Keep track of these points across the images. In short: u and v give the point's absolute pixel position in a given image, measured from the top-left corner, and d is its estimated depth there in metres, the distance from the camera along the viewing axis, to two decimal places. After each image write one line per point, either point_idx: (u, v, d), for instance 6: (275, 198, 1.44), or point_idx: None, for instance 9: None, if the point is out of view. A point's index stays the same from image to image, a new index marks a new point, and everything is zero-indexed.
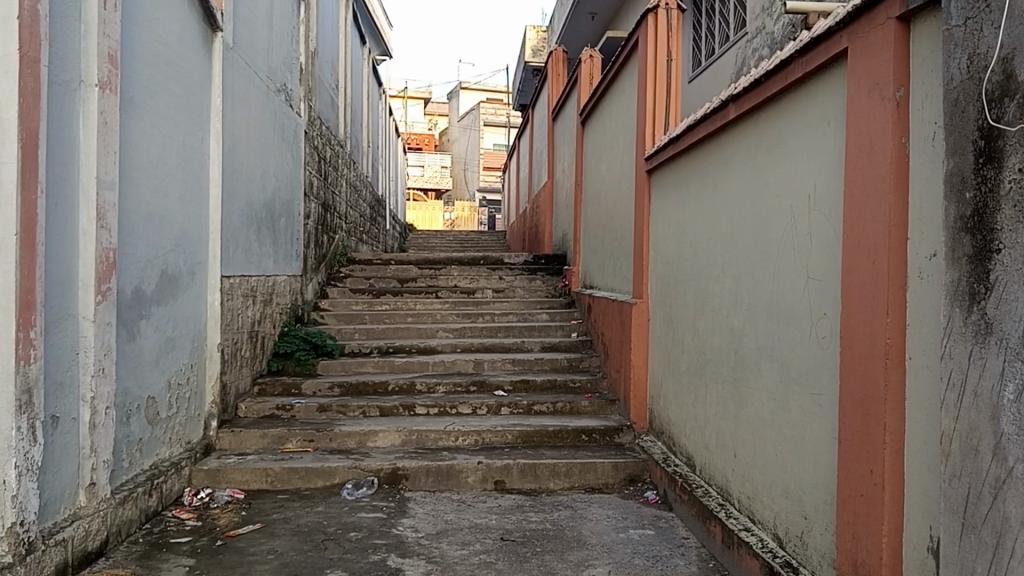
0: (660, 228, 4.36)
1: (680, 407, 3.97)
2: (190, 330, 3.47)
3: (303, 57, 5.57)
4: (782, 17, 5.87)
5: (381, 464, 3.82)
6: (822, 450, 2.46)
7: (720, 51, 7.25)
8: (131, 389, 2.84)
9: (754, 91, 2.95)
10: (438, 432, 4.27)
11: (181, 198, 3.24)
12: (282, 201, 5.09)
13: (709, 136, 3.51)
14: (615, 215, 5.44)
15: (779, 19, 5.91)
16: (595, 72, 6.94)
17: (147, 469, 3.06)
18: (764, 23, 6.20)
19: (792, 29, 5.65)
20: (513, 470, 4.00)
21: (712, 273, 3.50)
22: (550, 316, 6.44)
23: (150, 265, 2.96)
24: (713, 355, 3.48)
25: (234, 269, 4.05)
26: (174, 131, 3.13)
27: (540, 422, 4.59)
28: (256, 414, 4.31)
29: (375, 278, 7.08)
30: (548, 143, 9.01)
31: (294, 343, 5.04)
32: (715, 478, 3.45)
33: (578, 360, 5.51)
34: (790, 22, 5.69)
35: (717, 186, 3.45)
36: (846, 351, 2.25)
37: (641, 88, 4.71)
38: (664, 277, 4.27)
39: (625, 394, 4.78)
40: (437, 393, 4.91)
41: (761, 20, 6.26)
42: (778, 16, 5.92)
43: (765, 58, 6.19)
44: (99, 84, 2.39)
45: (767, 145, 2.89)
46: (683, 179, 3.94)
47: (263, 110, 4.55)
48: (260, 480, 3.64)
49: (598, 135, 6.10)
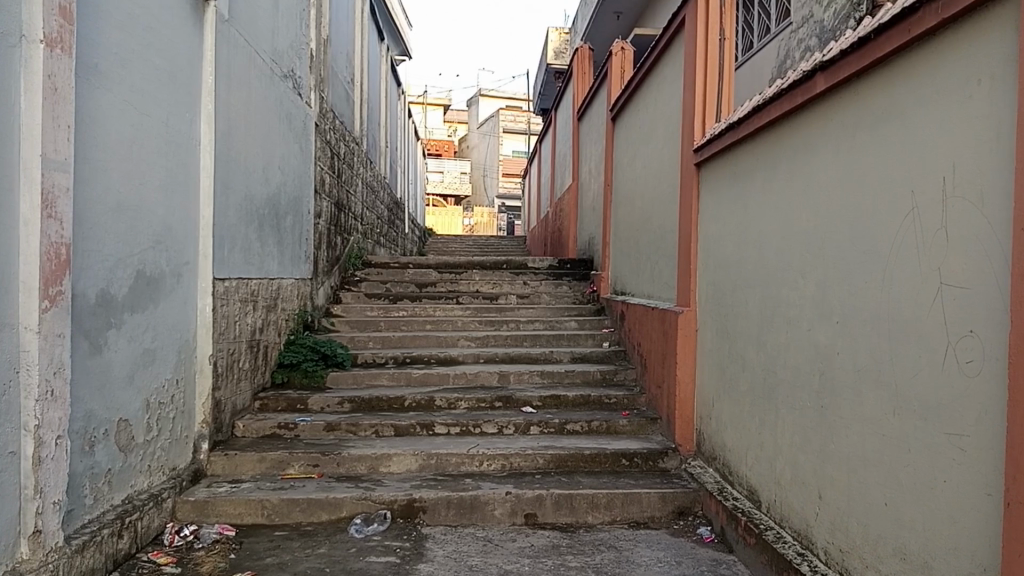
0: (710, 225, 3.72)
1: (738, 433, 3.31)
2: (176, 340, 3.03)
3: (313, 43, 5.18)
4: (834, 2, 5.03)
5: (395, 495, 3.28)
6: (963, 508, 1.81)
7: (758, 45, 6.58)
8: (95, 411, 2.40)
9: (856, 54, 2.27)
10: (460, 456, 3.72)
11: (162, 187, 2.84)
12: (289, 197, 4.67)
13: (781, 117, 2.83)
14: (653, 212, 4.82)
15: (828, 7, 5.11)
16: (626, 64, 6.34)
17: (118, 504, 2.60)
18: (812, 11, 5.42)
19: (849, 10, 4.74)
20: (546, 502, 3.41)
21: (784, 280, 2.82)
22: (580, 324, 5.87)
23: (119, 265, 2.54)
24: (787, 378, 2.80)
25: (230, 271, 3.60)
26: (152, 108, 2.75)
27: (575, 444, 3.99)
28: (256, 433, 3.83)
29: (392, 281, 6.61)
30: (572, 143, 8.48)
31: (301, 353, 4.59)
32: (790, 520, 2.76)
33: (612, 372, 4.92)
34: (845, 5, 4.81)
35: (791, 177, 2.77)
36: (1019, 381, 1.60)
37: (689, 70, 4.05)
38: (714, 279, 3.64)
39: (668, 411, 4.15)
40: (458, 410, 4.37)
41: (810, 7, 5.44)
42: (829, 3, 5.09)
43: (813, 50, 5.38)
44: (45, 40, 2.00)
45: (873, 121, 2.22)
46: (745, 170, 3.25)
47: (266, 95, 4.13)
48: (255, 513, 3.14)
49: (633, 127, 5.48)
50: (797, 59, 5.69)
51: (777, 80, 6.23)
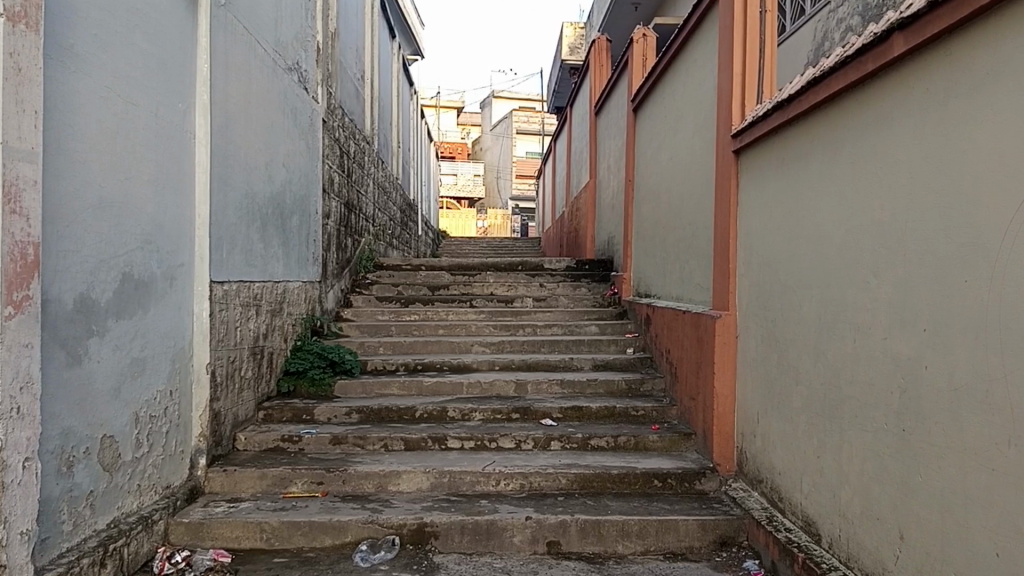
0: (753, 220, 3.37)
1: (791, 454, 2.94)
2: (171, 348, 2.81)
3: (320, 35, 4.97)
4: None
5: (404, 519, 3.00)
6: None
7: (791, 29, 6.15)
8: (74, 428, 2.19)
9: (947, 6, 1.90)
10: (475, 474, 3.41)
11: (151, 183, 2.66)
12: (294, 196, 4.45)
13: (846, 90, 2.48)
14: (682, 208, 4.46)
15: None
16: (648, 53, 5.98)
17: (103, 529, 2.37)
18: None
19: None
20: (571, 529, 3.08)
21: (850, 278, 2.46)
22: (601, 328, 5.53)
23: (100, 268, 2.33)
24: (855, 393, 2.44)
25: (230, 272, 3.38)
26: (138, 96, 2.56)
27: (600, 462, 3.65)
28: (258, 447, 3.59)
29: (404, 284, 6.36)
30: (589, 138, 8.14)
31: (307, 360, 4.35)
32: (862, 562, 2.39)
33: (638, 382, 4.56)
34: None
35: (860, 159, 2.42)
36: None
37: (725, 49, 3.70)
38: (759, 280, 3.28)
39: (703, 425, 3.79)
40: (472, 422, 4.07)
41: None
42: None
43: (855, 29, 4.94)
44: (5, 14, 1.79)
45: (971, 86, 1.86)
46: (797, 155, 2.90)
47: (269, 88, 3.94)
48: (253, 537, 2.89)
49: (657, 117, 5.13)
50: (837, 41, 5.25)
51: (814, 64, 5.79)
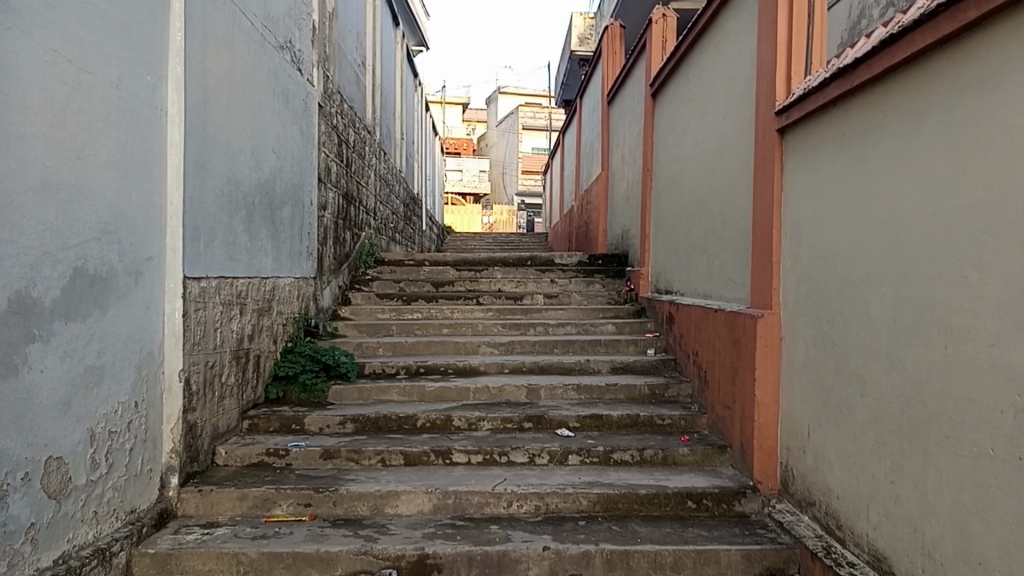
0: (804, 208, 2.92)
1: (853, 477, 2.51)
2: (135, 354, 2.45)
3: (315, 15, 4.59)
4: None
5: (403, 549, 2.62)
6: None
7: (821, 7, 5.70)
8: (8, 451, 1.84)
9: None
10: (483, 495, 3.03)
11: (112, 164, 2.29)
12: (286, 185, 4.09)
13: (935, 47, 2.05)
14: (712, 195, 4.02)
15: None
16: (669, 33, 5.52)
17: (48, 567, 2.02)
18: None
19: None
20: (595, 560, 2.68)
21: (937, 269, 2.03)
22: (618, 327, 5.12)
23: (42, 259, 1.97)
24: (944, 411, 2.01)
25: (209, 267, 3.02)
26: (94, 62, 2.19)
27: (624, 479, 3.25)
28: (241, 462, 3.23)
29: (406, 280, 5.98)
30: (602, 128, 7.68)
31: (299, 365, 4.00)
32: None
33: (662, 388, 4.15)
34: None
35: (954, 129, 1.99)
36: None
37: (767, 16, 3.26)
38: (811, 276, 2.84)
39: (741, 438, 3.37)
40: (480, 432, 3.69)
41: None
42: None
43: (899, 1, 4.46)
44: None
45: None
46: (864, 128, 2.47)
47: (257, 66, 3.58)
48: (228, 571, 2.53)
49: (681, 99, 4.69)
50: (873, 16, 4.78)
51: (848, 43, 5.31)
